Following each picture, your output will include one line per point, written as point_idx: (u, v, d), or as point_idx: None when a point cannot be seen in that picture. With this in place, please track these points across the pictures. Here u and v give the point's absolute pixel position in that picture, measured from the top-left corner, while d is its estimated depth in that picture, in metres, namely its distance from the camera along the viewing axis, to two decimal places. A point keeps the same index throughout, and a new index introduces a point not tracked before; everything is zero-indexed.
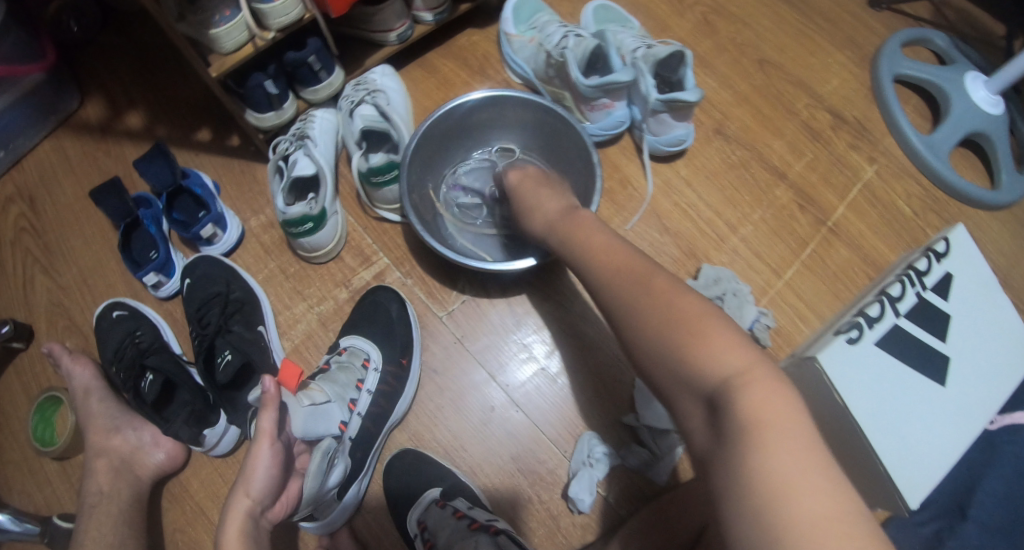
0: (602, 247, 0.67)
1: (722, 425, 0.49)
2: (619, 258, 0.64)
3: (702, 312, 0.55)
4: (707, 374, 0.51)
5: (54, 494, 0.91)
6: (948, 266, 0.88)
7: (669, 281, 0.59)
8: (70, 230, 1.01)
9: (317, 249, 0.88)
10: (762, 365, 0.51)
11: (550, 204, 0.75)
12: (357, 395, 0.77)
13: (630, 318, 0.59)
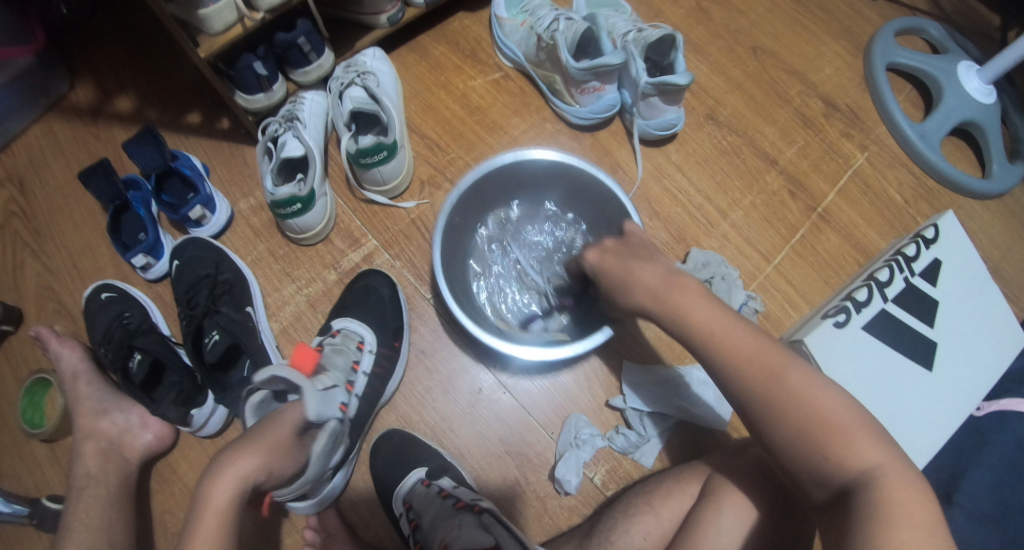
0: (731, 332, 0.62)
1: (857, 516, 0.53)
2: (756, 344, 0.61)
3: (846, 412, 0.57)
4: (848, 470, 0.55)
5: (43, 477, 0.91)
6: (936, 252, 0.88)
7: (801, 371, 0.59)
8: (60, 213, 1.01)
9: (306, 230, 0.89)
10: (897, 472, 0.54)
11: (637, 266, 0.69)
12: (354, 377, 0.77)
13: (773, 418, 0.58)
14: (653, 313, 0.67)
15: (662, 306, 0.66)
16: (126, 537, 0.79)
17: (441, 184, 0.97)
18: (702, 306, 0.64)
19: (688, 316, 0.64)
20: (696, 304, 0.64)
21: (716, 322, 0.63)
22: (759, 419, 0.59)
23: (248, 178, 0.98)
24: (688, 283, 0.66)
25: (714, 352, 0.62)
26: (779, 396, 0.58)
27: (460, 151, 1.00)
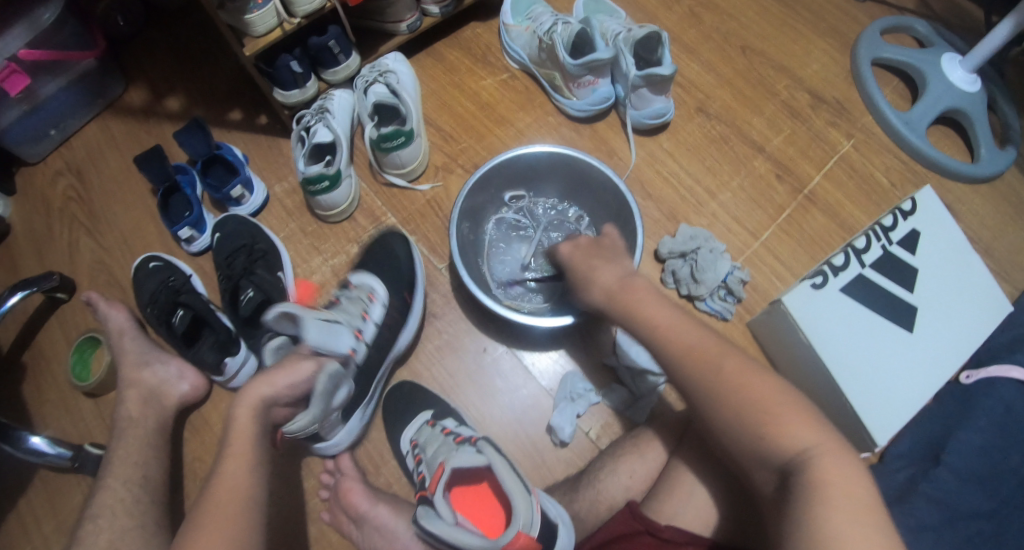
0: (681, 329, 0.70)
1: (795, 494, 0.60)
2: (700, 343, 0.69)
3: (781, 398, 0.64)
4: (787, 453, 0.62)
5: (86, 426, 1.03)
6: (913, 223, 0.97)
7: (740, 361, 0.67)
8: (111, 198, 1.13)
9: (333, 207, 0.96)
10: (831, 451, 0.61)
11: (599, 271, 0.77)
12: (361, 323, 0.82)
13: (718, 408, 0.65)
14: (608, 311, 0.76)
15: (620, 310, 0.74)
16: (158, 475, 0.90)
17: (454, 170, 1.02)
18: (652, 308, 0.72)
19: (639, 318, 0.72)
20: (644, 305, 0.73)
21: (668, 324, 0.71)
22: (707, 409, 0.66)
23: (285, 166, 1.05)
24: (641, 286, 0.75)
25: (664, 350, 0.70)
26: (722, 389, 0.65)
27: (470, 141, 1.04)
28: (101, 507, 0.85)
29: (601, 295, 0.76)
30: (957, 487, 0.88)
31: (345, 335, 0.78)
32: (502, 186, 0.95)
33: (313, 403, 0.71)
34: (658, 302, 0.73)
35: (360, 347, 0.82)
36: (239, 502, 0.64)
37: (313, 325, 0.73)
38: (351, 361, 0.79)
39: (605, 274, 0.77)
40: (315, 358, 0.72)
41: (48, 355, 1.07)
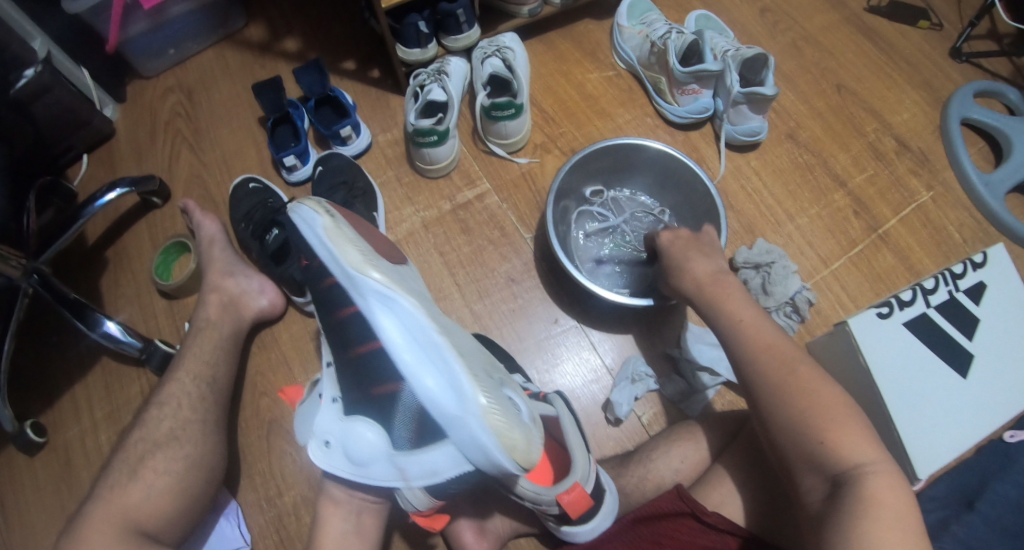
0: (762, 332, 0.75)
1: (843, 502, 0.62)
2: (780, 350, 0.73)
3: (848, 416, 0.67)
4: (841, 462, 0.65)
5: (156, 326, 1.08)
6: (983, 276, 1.01)
7: (813, 373, 0.71)
8: (217, 119, 1.18)
9: (434, 162, 1.00)
10: (886, 465, 0.64)
11: (694, 269, 0.82)
12: (369, 341, 0.70)
13: (784, 409, 0.69)
14: (693, 298, 0.81)
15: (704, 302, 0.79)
16: (225, 378, 0.96)
17: (552, 150, 1.06)
18: (733, 304, 0.77)
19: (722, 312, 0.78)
20: (727, 303, 0.78)
21: (751, 325, 0.75)
22: (772, 408, 0.70)
23: (392, 118, 1.10)
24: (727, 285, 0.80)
25: (741, 345, 0.75)
26: (791, 392, 0.70)
27: (570, 127, 1.09)
28: (169, 396, 0.91)
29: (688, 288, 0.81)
30: (988, 535, 0.87)
31: (358, 375, 0.70)
32: (602, 169, 0.99)
33: (378, 481, 0.69)
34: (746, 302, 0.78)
35: (378, 368, 0.69)
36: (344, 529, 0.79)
37: (322, 455, 0.71)
38: (384, 398, 0.68)
39: (700, 274, 0.81)
40: (337, 448, 0.70)
41: (131, 253, 1.12)
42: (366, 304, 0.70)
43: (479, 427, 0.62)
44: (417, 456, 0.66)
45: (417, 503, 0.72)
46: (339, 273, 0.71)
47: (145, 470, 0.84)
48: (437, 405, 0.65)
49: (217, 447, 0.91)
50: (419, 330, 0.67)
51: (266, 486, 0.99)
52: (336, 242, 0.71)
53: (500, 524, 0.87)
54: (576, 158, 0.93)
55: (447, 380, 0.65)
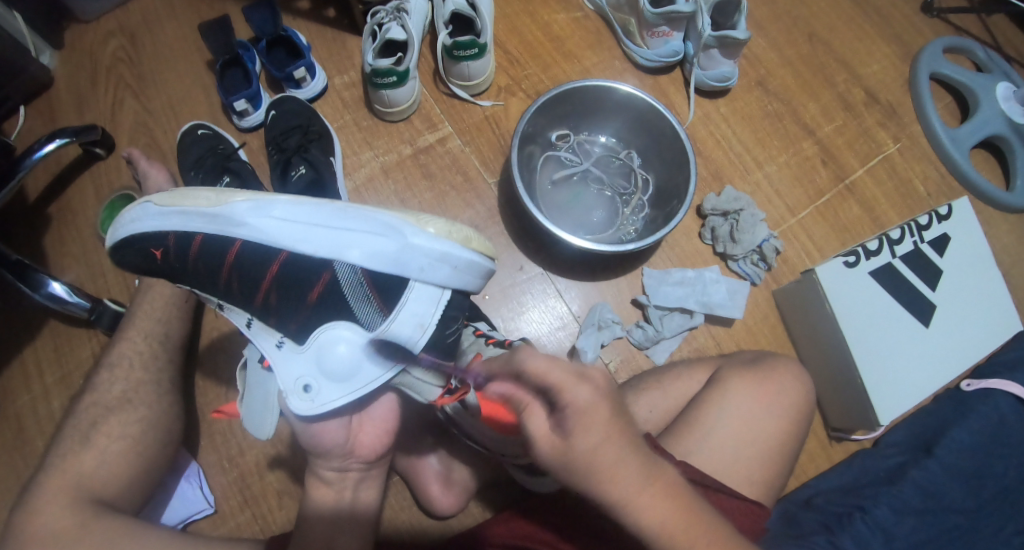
0: (685, 529, 0.54)
1: None
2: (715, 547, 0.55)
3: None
4: None
5: (105, 284, 1.02)
6: (947, 228, 1.02)
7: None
8: (162, 63, 1.09)
9: (394, 105, 0.96)
10: None
11: (597, 459, 0.52)
12: (268, 270, 0.66)
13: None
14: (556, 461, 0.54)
15: (590, 485, 0.52)
16: (180, 335, 0.92)
17: (516, 94, 1.02)
18: (651, 505, 0.53)
19: (633, 521, 0.53)
20: (643, 499, 0.53)
21: (676, 528, 0.54)
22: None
23: (346, 59, 1.03)
24: (626, 451, 0.53)
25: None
26: None
27: (535, 69, 1.05)
28: (120, 356, 0.87)
29: (553, 458, 0.53)
30: (944, 480, 0.91)
31: (286, 306, 0.67)
32: (572, 112, 0.96)
33: (379, 379, 0.69)
34: (661, 486, 0.54)
35: (300, 278, 0.66)
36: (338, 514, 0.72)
37: (309, 402, 0.68)
38: (326, 299, 0.66)
39: (604, 462, 0.52)
40: (320, 384, 0.68)
41: (75, 208, 1.05)
42: (241, 228, 0.65)
43: (424, 241, 0.65)
44: (396, 322, 0.67)
45: (430, 382, 0.72)
46: (190, 227, 0.66)
47: (97, 436, 0.80)
48: (380, 257, 0.65)
49: (173, 407, 0.87)
50: (310, 213, 0.64)
51: (226, 446, 0.95)
52: (182, 204, 0.67)
53: (463, 475, 0.86)
54: (544, 99, 0.89)
55: (371, 232, 0.65)
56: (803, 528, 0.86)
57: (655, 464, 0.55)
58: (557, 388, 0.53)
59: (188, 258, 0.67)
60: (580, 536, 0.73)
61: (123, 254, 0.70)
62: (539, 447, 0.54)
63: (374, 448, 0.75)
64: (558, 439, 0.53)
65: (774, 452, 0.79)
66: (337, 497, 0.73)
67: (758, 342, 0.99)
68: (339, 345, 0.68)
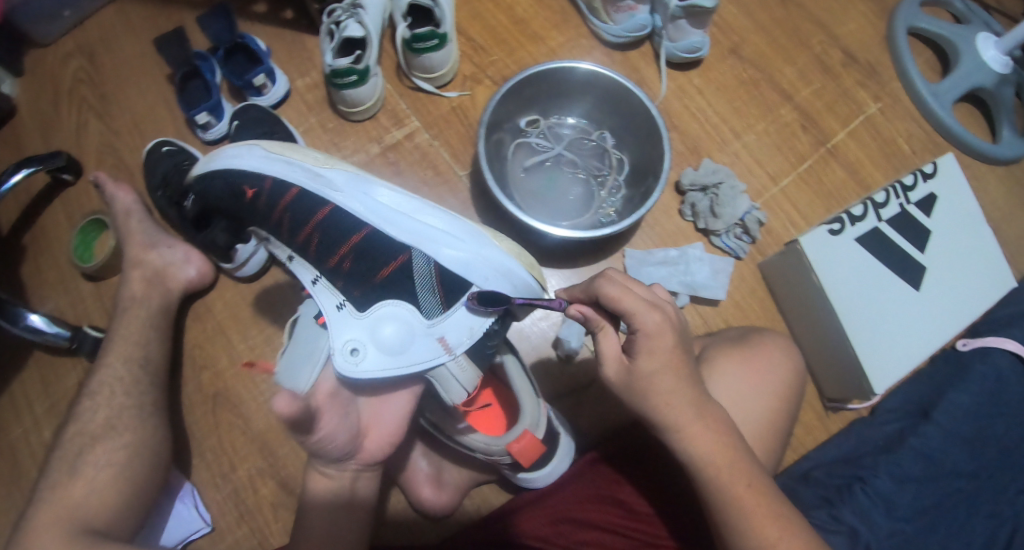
0: (723, 456, 0.65)
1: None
2: (746, 480, 0.65)
3: (781, 528, 0.64)
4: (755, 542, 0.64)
5: (85, 309, 1.01)
6: (933, 186, 1.00)
7: (772, 510, 0.65)
8: (121, 79, 1.07)
9: (357, 104, 0.94)
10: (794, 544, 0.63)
11: (654, 382, 0.65)
12: (350, 238, 0.70)
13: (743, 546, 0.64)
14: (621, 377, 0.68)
15: (645, 398, 0.66)
16: (160, 357, 0.90)
17: (482, 81, 1.00)
18: (694, 429, 0.66)
19: (679, 438, 0.66)
20: (688, 423, 0.65)
21: (714, 453, 0.65)
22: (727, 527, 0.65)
23: (308, 60, 1.01)
24: (679, 378, 0.65)
25: (710, 479, 0.65)
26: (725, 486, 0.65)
27: (501, 54, 1.02)
28: (100, 384, 0.86)
29: (619, 374, 0.67)
30: (943, 444, 0.89)
31: (355, 275, 0.70)
32: (538, 96, 0.94)
33: (424, 363, 0.70)
34: (705, 418, 0.66)
35: (377, 253, 0.70)
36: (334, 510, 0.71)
37: (353, 364, 0.68)
38: (395, 278, 0.69)
39: (661, 386, 0.65)
40: (372, 348, 0.69)
41: (49, 235, 1.04)
42: (339, 195, 0.70)
43: (496, 254, 0.70)
44: (453, 315, 0.70)
45: (465, 382, 0.72)
46: (293, 180, 0.71)
47: (85, 466, 0.79)
48: (453, 257, 0.69)
49: (158, 430, 0.86)
50: (406, 205, 0.70)
51: (218, 463, 0.94)
52: (291, 156, 0.74)
53: (455, 475, 0.86)
54: (508, 85, 0.87)
55: (451, 234, 0.70)
56: (802, 502, 0.85)
57: (705, 398, 0.67)
58: (631, 314, 0.63)
59: (278, 203, 0.71)
60: (570, 531, 0.75)
61: (212, 182, 0.75)
62: (608, 365, 0.68)
63: (376, 455, 0.72)
64: (625, 363, 0.67)
65: (766, 431, 0.78)
66: (339, 489, 0.71)
67: (748, 317, 0.98)
68: (394, 323, 0.69)
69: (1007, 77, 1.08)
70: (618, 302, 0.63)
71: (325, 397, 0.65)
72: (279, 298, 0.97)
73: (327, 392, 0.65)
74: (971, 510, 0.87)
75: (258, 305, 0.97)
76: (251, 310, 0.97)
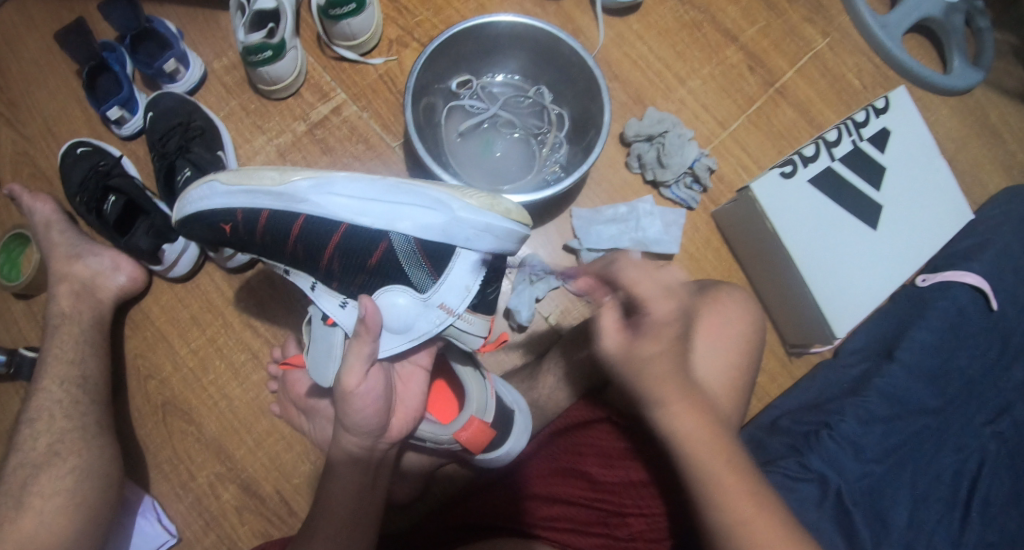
0: (707, 441, 0.61)
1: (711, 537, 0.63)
2: (725, 461, 0.61)
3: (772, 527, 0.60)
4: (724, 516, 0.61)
5: (20, 332, 0.93)
6: (885, 121, 0.97)
7: (747, 489, 0.61)
8: (14, 76, 0.96)
9: (278, 82, 0.90)
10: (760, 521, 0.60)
11: (654, 366, 0.59)
12: (329, 240, 0.65)
13: (719, 524, 0.61)
14: (616, 369, 0.62)
15: (641, 383, 0.60)
16: (98, 372, 0.85)
17: (409, 45, 0.96)
18: (683, 411, 0.61)
19: (665, 417, 0.61)
20: (678, 404, 0.60)
21: (700, 436, 0.61)
22: (702, 508, 0.62)
23: (223, 39, 0.96)
24: (676, 356, 0.60)
25: (687, 457, 0.62)
26: (705, 459, 0.61)
27: (427, 14, 0.97)
28: (39, 409, 0.80)
29: (618, 351, 0.61)
30: (908, 383, 0.89)
31: (348, 273, 0.66)
32: (467, 55, 0.89)
33: (431, 331, 0.68)
34: (695, 400, 0.61)
35: (360, 246, 0.65)
36: (352, 498, 0.68)
37: None
38: (386, 266, 0.65)
39: (661, 369, 0.59)
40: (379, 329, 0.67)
41: None
42: (305, 204, 0.64)
43: (472, 214, 0.63)
44: (444, 286, 0.66)
45: (478, 331, 0.71)
46: (258, 204, 0.65)
47: (30, 497, 0.74)
48: (431, 230, 0.63)
49: (108, 449, 0.81)
50: (366, 188, 0.63)
51: (177, 472, 0.90)
52: (248, 182, 0.66)
53: (417, 459, 0.84)
54: (434, 47, 0.82)
55: (420, 206, 0.63)
56: (770, 453, 0.85)
57: (693, 382, 0.62)
58: (642, 300, 0.60)
59: (257, 233, 0.67)
60: (536, 507, 0.75)
61: (191, 227, 0.70)
62: (606, 340, 0.62)
63: (406, 431, 0.69)
64: (625, 339, 0.61)
65: (728, 388, 0.76)
66: (365, 461, 0.69)
67: (703, 268, 0.97)
68: (396, 296, 0.66)
69: (956, 7, 1.04)
70: (634, 288, 0.60)
71: (359, 373, 0.63)
72: (218, 295, 0.93)
73: (359, 368, 0.63)
74: (938, 444, 0.88)
75: (198, 305, 0.93)
76: (191, 310, 0.93)
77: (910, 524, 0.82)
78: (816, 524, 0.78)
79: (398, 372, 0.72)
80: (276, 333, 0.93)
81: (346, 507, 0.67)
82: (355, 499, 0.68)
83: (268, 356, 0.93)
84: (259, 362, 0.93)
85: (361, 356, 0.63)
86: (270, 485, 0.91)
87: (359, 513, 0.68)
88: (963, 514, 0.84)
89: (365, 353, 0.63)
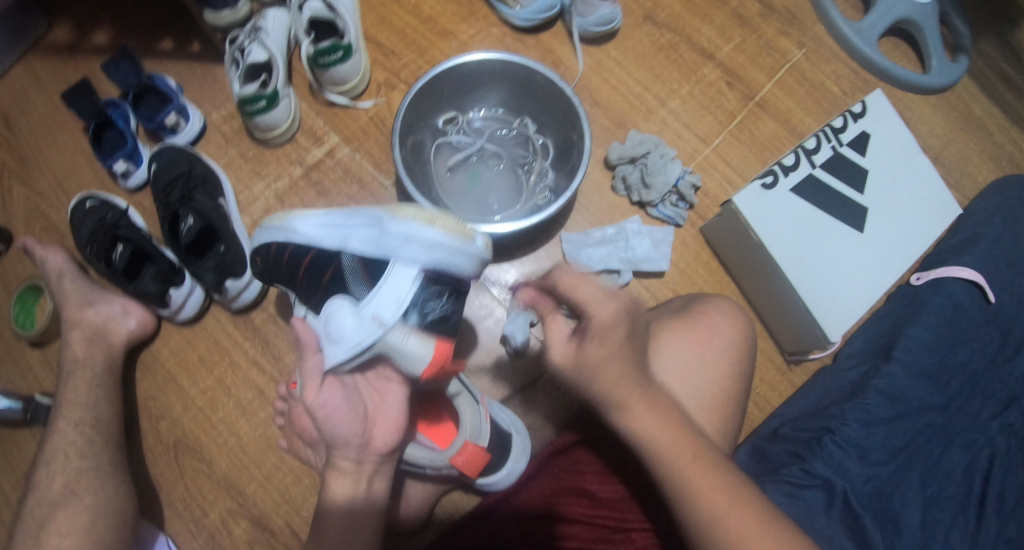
0: (674, 435, 0.62)
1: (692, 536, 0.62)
2: (695, 458, 0.62)
3: (747, 526, 0.60)
4: (698, 512, 0.61)
5: (36, 379, 0.96)
6: (864, 125, 0.99)
7: (720, 483, 0.62)
8: (24, 136, 1.01)
9: (272, 128, 0.94)
10: (738, 513, 0.61)
11: (599, 369, 0.61)
12: (300, 265, 0.70)
13: (693, 521, 0.62)
14: (575, 382, 0.63)
15: (593, 386, 0.61)
16: (111, 415, 0.88)
17: (396, 86, 1.00)
18: (643, 410, 0.62)
19: (626, 419, 0.62)
20: (637, 405, 0.62)
21: (663, 432, 0.62)
22: (678, 508, 0.63)
23: (220, 91, 1.00)
24: (626, 367, 0.61)
25: (656, 459, 0.62)
26: (667, 453, 0.62)
27: (412, 56, 1.01)
28: (54, 451, 0.83)
29: (567, 360, 0.63)
30: (906, 383, 0.89)
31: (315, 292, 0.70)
32: (450, 92, 0.93)
33: (362, 343, 0.63)
34: (654, 400, 0.62)
35: (318, 267, 0.69)
36: (348, 525, 0.67)
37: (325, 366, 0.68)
38: (337, 283, 0.68)
39: (609, 372, 0.61)
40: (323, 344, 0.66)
41: None
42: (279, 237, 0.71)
43: (399, 225, 0.64)
44: (379, 293, 0.64)
45: (416, 349, 0.64)
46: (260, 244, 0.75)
47: (48, 536, 0.77)
48: (369, 244, 0.66)
49: (122, 486, 0.83)
50: (328, 219, 0.69)
51: (189, 509, 0.92)
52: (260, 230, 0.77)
53: (419, 490, 0.86)
54: (418, 85, 0.86)
55: (362, 225, 0.66)
56: (774, 461, 0.84)
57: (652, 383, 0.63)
58: (583, 305, 0.62)
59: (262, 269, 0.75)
60: (536, 527, 0.74)
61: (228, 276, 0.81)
62: (555, 351, 0.64)
63: (390, 441, 0.68)
64: (572, 348, 0.62)
65: (721, 401, 0.76)
66: (358, 483, 0.68)
67: (694, 283, 0.98)
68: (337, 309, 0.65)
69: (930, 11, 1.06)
70: (573, 294, 0.62)
71: (315, 386, 0.65)
72: (224, 335, 0.96)
73: (313, 380, 0.65)
74: (945, 442, 0.87)
75: (205, 345, 0.96)
76: (199, 351, 0.96)
77: (922, 525, 0.81)
78: (825, 529, 0.77)
79: (373, 385, 0.71)
80: (281, 370, 0.96)
81: (339, 533, 0.67)
82: (348, 524, 0.67)
83: (273, 393, 0.95)
84: (265, 399, 0.95)
85: (309, 370, 0.65)
86: (281, 519, 0.92)
87: (353, 535, 0.67)
88: (977, 511, 0.83)
89: (312, 366, 0.65)
